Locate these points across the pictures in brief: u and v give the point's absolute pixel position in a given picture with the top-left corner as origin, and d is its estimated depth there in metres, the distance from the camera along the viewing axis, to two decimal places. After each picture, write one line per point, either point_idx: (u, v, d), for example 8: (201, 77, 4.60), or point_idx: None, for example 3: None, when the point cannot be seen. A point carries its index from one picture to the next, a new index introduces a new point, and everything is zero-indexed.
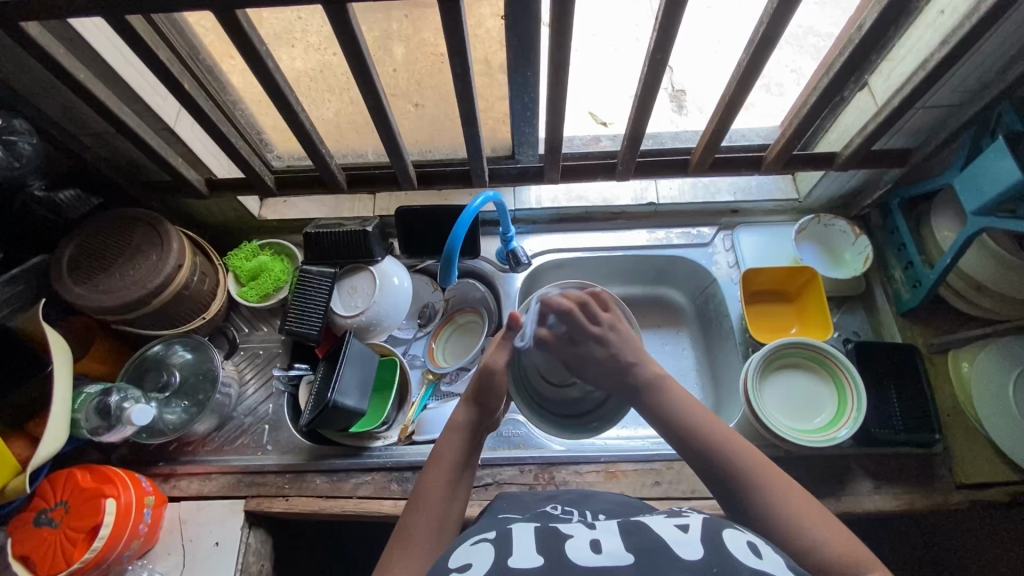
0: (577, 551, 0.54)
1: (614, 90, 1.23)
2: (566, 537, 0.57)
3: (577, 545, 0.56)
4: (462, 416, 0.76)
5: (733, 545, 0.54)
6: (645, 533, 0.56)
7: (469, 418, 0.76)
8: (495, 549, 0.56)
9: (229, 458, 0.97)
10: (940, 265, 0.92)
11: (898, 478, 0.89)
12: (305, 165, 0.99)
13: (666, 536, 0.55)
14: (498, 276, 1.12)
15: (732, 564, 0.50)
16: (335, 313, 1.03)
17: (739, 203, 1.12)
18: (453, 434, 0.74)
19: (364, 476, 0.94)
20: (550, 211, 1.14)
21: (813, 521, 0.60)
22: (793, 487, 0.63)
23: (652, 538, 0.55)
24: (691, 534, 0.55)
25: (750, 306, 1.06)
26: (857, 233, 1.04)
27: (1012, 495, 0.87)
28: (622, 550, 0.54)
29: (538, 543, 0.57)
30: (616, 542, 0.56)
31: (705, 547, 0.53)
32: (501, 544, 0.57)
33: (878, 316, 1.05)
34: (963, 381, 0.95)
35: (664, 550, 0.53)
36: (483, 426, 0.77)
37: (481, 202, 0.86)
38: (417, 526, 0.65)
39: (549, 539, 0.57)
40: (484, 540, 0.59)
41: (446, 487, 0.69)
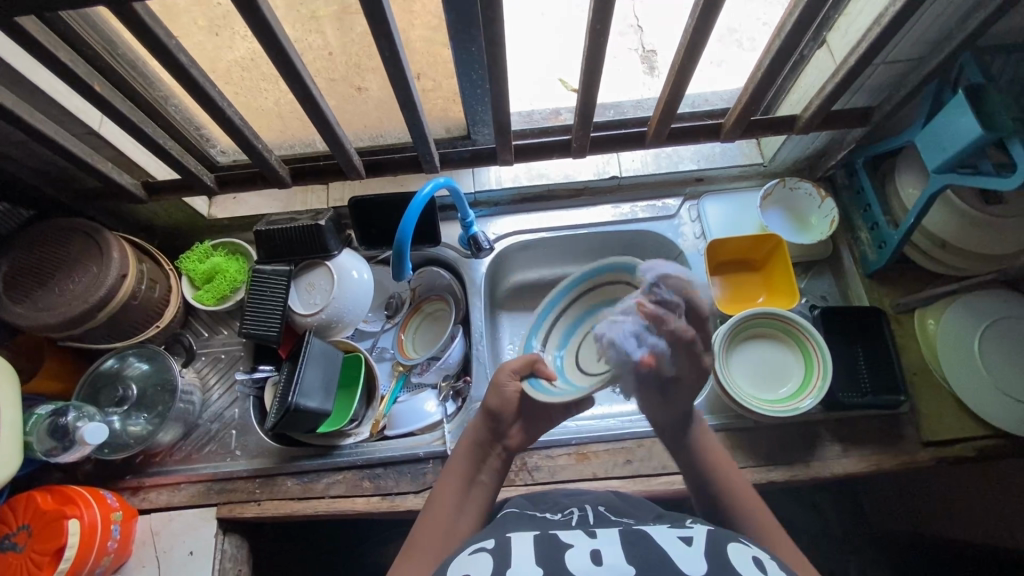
0: (576, 561, 0.54)
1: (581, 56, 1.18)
2: (566, 547, 0.57)
3: (577, 554, 0.55)
4: (469, 436, 0.76)
5: (738, 560, 0.54)
6: (648, 544, 0.57)
7: (475, 435, 0.75)
8: (493, 560, 0.56)
9: (197, 466, 0.95)
10: (905, 225, 0.90)
11: (866, 440, 0.90)
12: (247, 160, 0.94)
13: (669, 550, 0.56)
14: (462, 262, 1.09)
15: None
16: (295, 312, 1.00)
17: (704, 171, 1.09)
18: (462, 452, 0.75)
19: (335, 475, 0.93)
20: (511, 191, 1.10)
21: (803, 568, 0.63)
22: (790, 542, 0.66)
23: (655, 551, 0.55)
24: (695, 548, 0.56)
25: (718, 277, 1.04)
26: (823, 195, 1.02)
27: (977, 450, 0.88)
28: (623, 562, 0.54)
29: (538, 552, 0.56)
30: (617, 553, 0.55)
31: (709, 564, 0.53)
32: (497, 553, 0.57)
33: (845, 278, 1.04)
34: (929, 338, 0.95)
35: (666, 563, 0.53)
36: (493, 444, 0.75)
37: (431, 188, 0.83)
38: (428, 533, 0.67)
39: (549, 547, 0.57)
40: (482, 549, 0.58)
41: (456, 495, 0.71)
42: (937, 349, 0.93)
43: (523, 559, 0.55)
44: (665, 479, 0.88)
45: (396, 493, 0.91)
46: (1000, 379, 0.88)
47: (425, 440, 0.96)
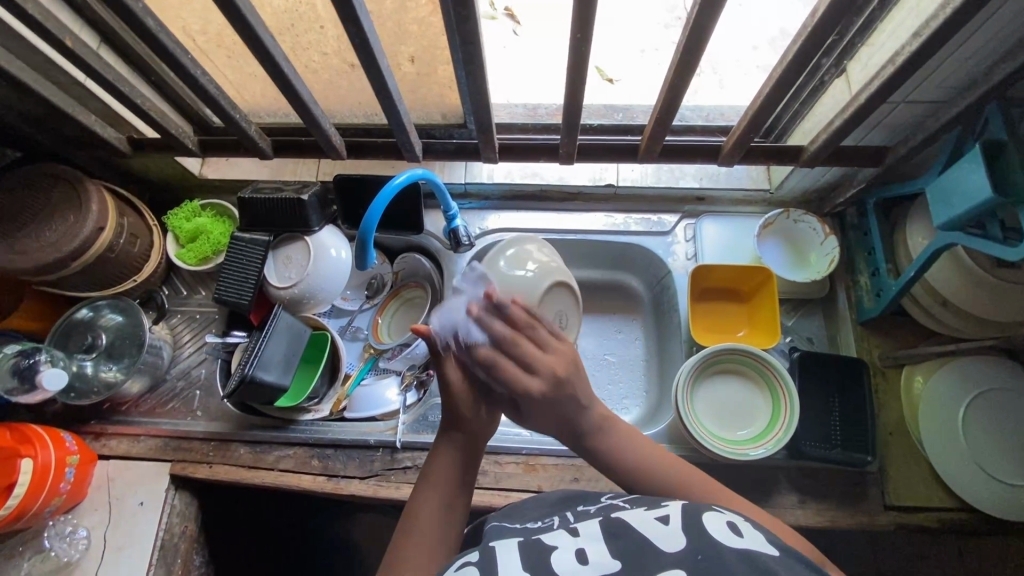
0: (561, 562, 0.53)
1: (626, 44, 1.15)
2: (549, 548, 0.55)
3: (563, 555, 0.54)
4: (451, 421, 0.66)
5: (714, 525, 0.54)
6: (626, 532, 0.55)
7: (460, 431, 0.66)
8: (478, 567, 0.54)
9: (159, 421, 0.98)
10: (904, 278, 0.85)
11: (826, 495, 0.86)
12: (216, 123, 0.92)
13: (646, 531, 0.55)
14: (445, 254, 1.07)
15: (716, 549, 0.50)
16: (269, 283, 1.00)
17: (705, 190, 1.04)
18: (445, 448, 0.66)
19: (287, 449, 0.94)
20: (503, 187, 1.07)
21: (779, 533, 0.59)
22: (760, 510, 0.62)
23: (636, 537, 0.54)
24: (671, 523, 0.54)
25: (702, 303, 1.00)
26: (826, 232, 0.96)
27: (942, 522, 0.84)
28: (608, 557, 0.53)
29: (523, 558, 0.54)
30: (600, 548, 0.54)
31: (688, 538, 0.52)
32: (483, 563, 0.54)
33: (836, 322, 0.98)
34: (914, 399, 0.90)
35: (647, 548, 0.52)
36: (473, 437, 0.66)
37: (404, 179, 0.81)
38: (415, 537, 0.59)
39: (534, 552, 0.55)
40: (469, 564, 0.54)
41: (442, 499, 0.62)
42: (919, 410, 0.88)
43: (508, 565, 0.53)
44: None
45: (342, 476, 0.92)
46: (980, 453, 0.84)
47: (379, 427, 0.96)
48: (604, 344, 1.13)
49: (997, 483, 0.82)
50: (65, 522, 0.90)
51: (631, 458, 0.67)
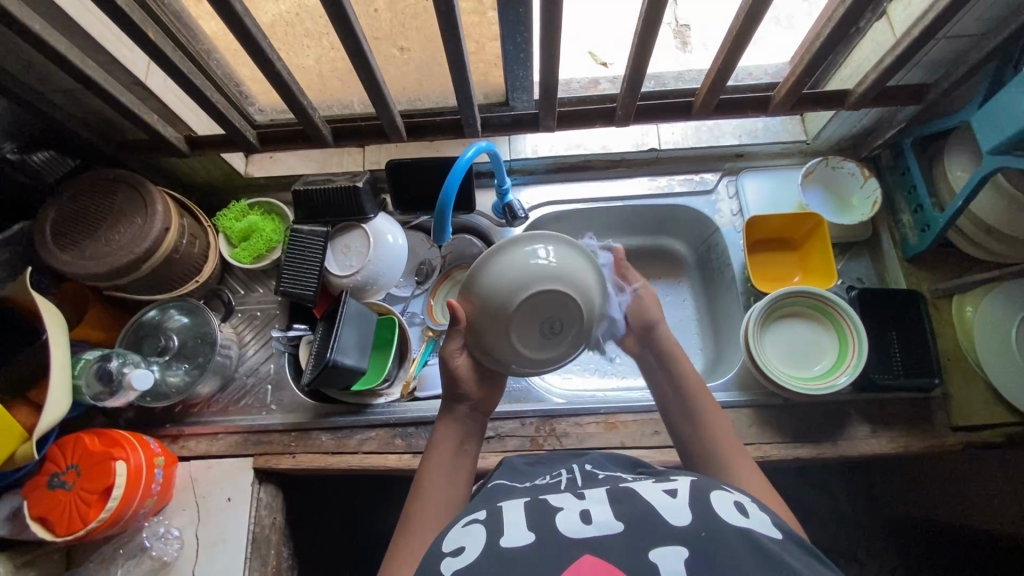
0: (566, 523, 0.56)
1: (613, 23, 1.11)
2: (557, 510, 0.58)
3: (568, 516, 0.57)
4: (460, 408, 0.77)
5: (721, 506, 0.56)
6: (633, 500, 0.58)
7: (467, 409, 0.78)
8: (487, 526, 0.58)
9: (234, 418, 0.99)
10: (951, 208, 0.89)
11: (896, 422, 0.91)
12: (288, 120, 0.97)
13: (654, 502, 0.57)
14: (495, 230, 1.12)
15: (720, 526, 0.53)
16: (331, 272, 1.01)
17: (745, 146, 1.08)
18: (448, 424, 0.77)
19: (368, 432, 0.95)
20: (549, 160, 1.10)
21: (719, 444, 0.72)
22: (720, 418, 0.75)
23: (638, 503, 0.57)
24: (678, 499, 0.57)
25: (755, 254, 1.03)
26: (866, 175, 1.01)
27: (1008, 436, 0.88)
28: (611, 519, 0.56)
29: (527, 519, 0.58)
30: (605, 510, 0.58)
31: (695, 513, 0.55)
32: (489, 523, 0.58)
33: (883, 262, 1.02)
34: (966, 325, 0.94)
35: (654, 516, 0.55)
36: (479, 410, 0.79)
37: (474, 153, 0.83)
38: (421, 509, 0.68)
39: (541, 513, 0.58)
40: (475, 520, 0.60)
41: (445, 470, 0.72)
42: (973, 335, 0.92)
43: (514, 526, 0.57)
44: None
45: None
46: None
47: None
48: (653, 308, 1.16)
49: None
50: (158, 523, 0.90)
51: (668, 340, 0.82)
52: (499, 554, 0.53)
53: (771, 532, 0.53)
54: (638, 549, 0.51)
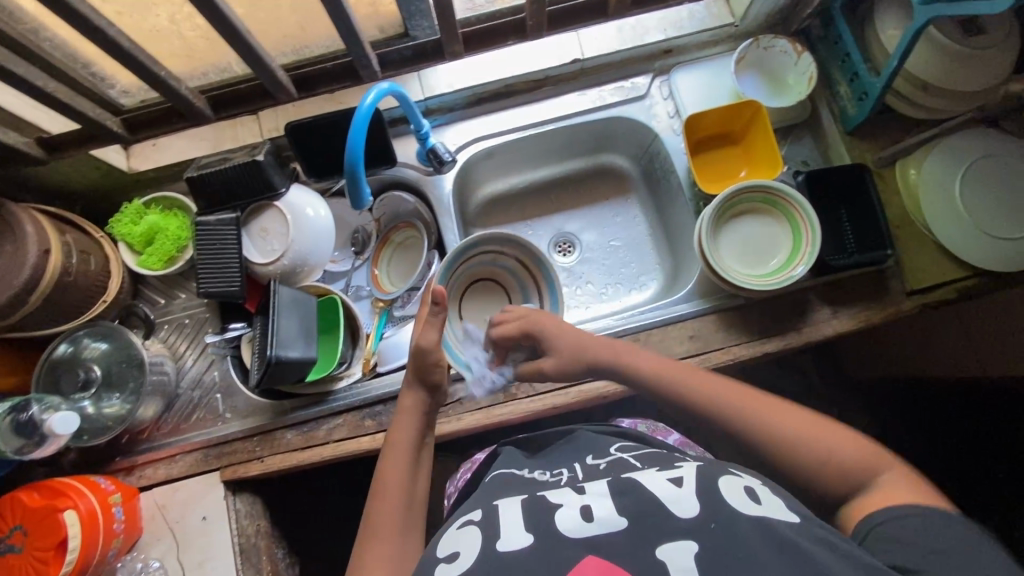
0: (567, 522, 0.57)
1: None
2: (556, 508, 0.59)
3: (568, 514, 0.58)
4: (410, 399, 0.78)
5: (732, 493, 0.57)
6: (636, 492, 0.59)
7: (418, 400, 0.78)
8: (484, 529, 0.59)
9: (189, 436, 0.92)
10: (888, 70, 0.85)
11: (855, 299, 0.91)
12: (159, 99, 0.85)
13: (658, 493, 0.58)
14: (425, 181, 1.00)
15: (732, 514, 0.54)
16: (253, 263, 0.92)
17: (672, 40, 0.99)
18: (406, 416, 0.77)
19: (335, 419, 0.90)
20: (465, 93, 0.99)
21: (825, 443, 0.61)
22: (802, 419, 0.64)
23: (640, 495, 0.58)
24: (683, 488, 0.58)
25: (698, 156, 0.98)
26: (799, 51, 0.96)
27: (960, 291, 0.90)
28: (615, 515, 0.57)
29: (525, 519, 0.59)
30: (607, 505, 0.58)
31: (701, 503, 0.56)
32: (484, 525, 0.60)
33: (825, 140, 0.99)
34: (913, 188, 0.94)
35: (660, 509, 0.56)
36: (433, 401, 0.80)
37: (377, 97, 0.73)
38: (383, 512, 0.68)
39: (539, 512, 0.59)
40: (470, 522, 0.61)
41: (406, 466, 0.72)
42: (920, 196, 0.92)
43: (512, 528, 0.58)
44: None
45: None
46: (979, 218, 0.89)
47: None
48: (605, 231, 1.15)
49: (997, 240, 0.88)
50: (133, 559, 0.86)
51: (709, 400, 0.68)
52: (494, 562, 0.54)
53: (784, 515, 0.55)
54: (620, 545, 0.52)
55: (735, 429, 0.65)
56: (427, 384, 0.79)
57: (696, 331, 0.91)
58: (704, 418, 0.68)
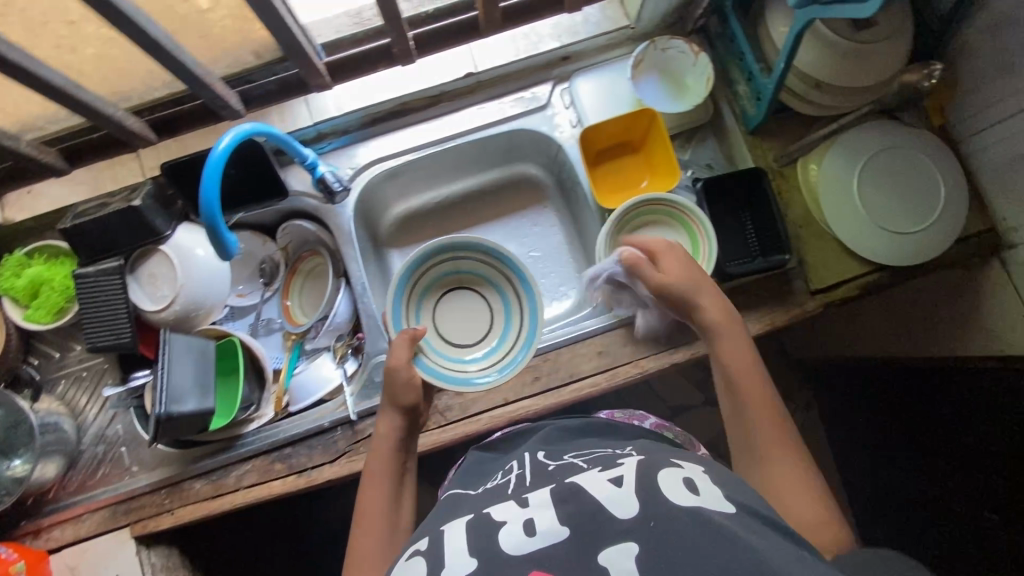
0: (509, 539, 0.51)
1: None
2: (498, 524, 0.53)
3: (509, 529, 0.52)
4: (387, 425, 0.76)
5: (672, 486, 0.52)
6: (578, 497, 0.53)
7: (394, 425, 0.75)
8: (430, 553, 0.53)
9: (96, 493, 0.90)
10: (777, 70, 0.83)
11: (761, 303, 0.91)
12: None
13: (600, 494, 0.52)
14: (324, 209, 0.96)
15: (668, 510, 0.49)
16: (144, 311, 0.88)
17: (568, 47, 0.97)
18: (380, 444, 0.74)
19: (244, 465, 0.88)
20: (357, 114, 0.96)
21: (789, 489, 0.62)
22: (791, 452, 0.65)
23: (583, 500, 0.52)
24: (625, 486, 0.52)
25: (600, 166, 0.97)
26: (695, 52, 0.94)
27: (862, 287, 0.91)
28: (555, 524, 0.51)
29: (470, 536, 0.53)
30: (549, 515, 0.52)
31: (642, 501, 0.50)
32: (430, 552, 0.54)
33: (728, 141, 0.98)
34: (812, 186, 0.93)
35: (600, 514, 0.50)
36: (413, 423, 0.77)
37: (230, 139, 0.69)
38: (367, 545, 0.68)
39: (480, 528, 0.54)
40: (417, 553, 0.55)
41: (385, 496, 0.71)
42: (819, 195, 0.92)
43: (456, 545, 0.53)
44: (573, 387, 0.89)
45: (311, 468, 0.87)
46: (875, 214, 0.89)
47: (331, 407, 0.90)
48: (524, 242, 1.12)
49: (892, 235, 0.89)
50: None
51: (738, 378, 0.70)
52: None
53: (724, 506, 0.50)
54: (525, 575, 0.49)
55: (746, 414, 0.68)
56: (399, 406, 0.76)
57: (604, 347, 0.91)
58: (728, 390, 0.71)
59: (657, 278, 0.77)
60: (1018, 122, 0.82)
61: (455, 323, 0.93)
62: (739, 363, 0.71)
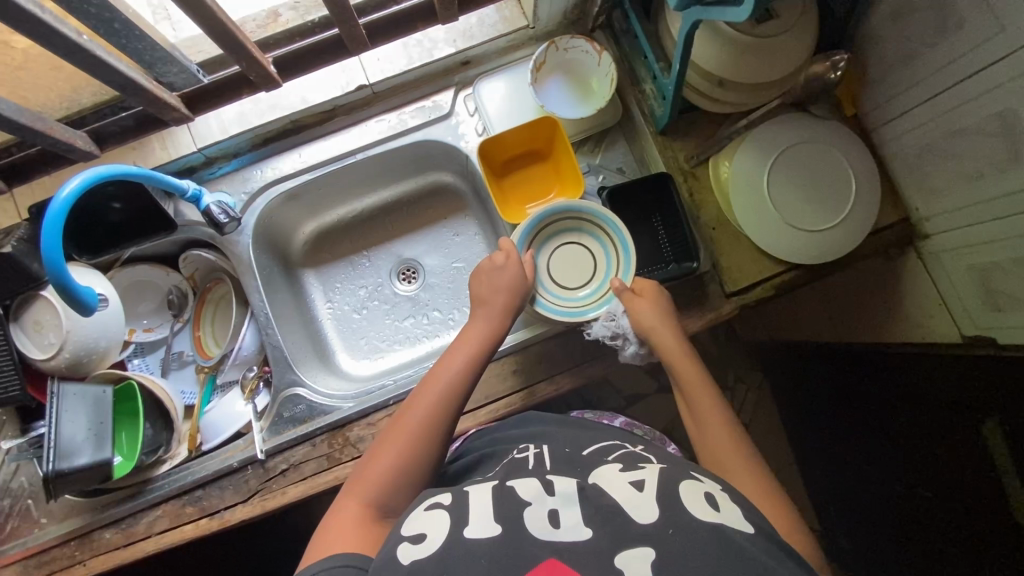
0: (536, 524, 0.54)
1: None
2: (526, 505, 0.56)
3: (536, 513, 0.55)
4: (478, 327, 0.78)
5: (692, 499, 0.56)
6: (602, 496, 0.56)
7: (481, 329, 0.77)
8: (449, 518, 0.56)
9: (5, 548, 0.87)
10: (674, 71, 0.79)
11: (676, 310, 0.89)
12: None
13: (621, 498, 0.56)
14: (222, 238, 0.92)
15: (688, 523, 0.52)
16: (33, 359, 0.84)
17: (465, 51, 0.93)
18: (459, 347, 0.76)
19: (156, 510, 0.86)
20: (247, 134, 0.92)
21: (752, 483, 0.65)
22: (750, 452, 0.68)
23: (609, 505, 0.55)
24: (646, 493, 0.56)
25: (507, 177, 0.94)
26: (597, 50, 0.91)
27: (775, 287, 0.88)
28: (581, 523, 0.53)
29: (495, 512, 0.56)
30: (574, 511, 0.55)
31: (662, 507, 0.54)
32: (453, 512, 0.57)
33: (639, 145, 0.95)
34: (724, 186, 0.90)
35: (620, 514, 0.54)
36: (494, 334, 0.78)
37: (76, 189, 0.70)
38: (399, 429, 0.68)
39: (510, 506, 0.56)
40: (438, 506, 0.59)
41: (436, 396, 0.71)
42: (731, 194, 0.89)
43: (482, 519, 0.55)
44: (489, 408, 0.88)
45: (223, 509, 0.85)
46: (786, 213, 0.87)
47: (241, 445, 0.88)
48: (446, 255, 1.07)
49: (804, 234, 0.86)
50: None
51: (694, 394, 0.73)
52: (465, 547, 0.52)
53: (743, 526, 0.53)
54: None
55: (702, 423, 0.71)
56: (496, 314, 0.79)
57: (518, 365, 0.89)
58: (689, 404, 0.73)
59: (634, 315, 0.79)
60: (920, 112, 0.80)
61: (570, 275, 0.90)
62: (697, 378, 0.74)
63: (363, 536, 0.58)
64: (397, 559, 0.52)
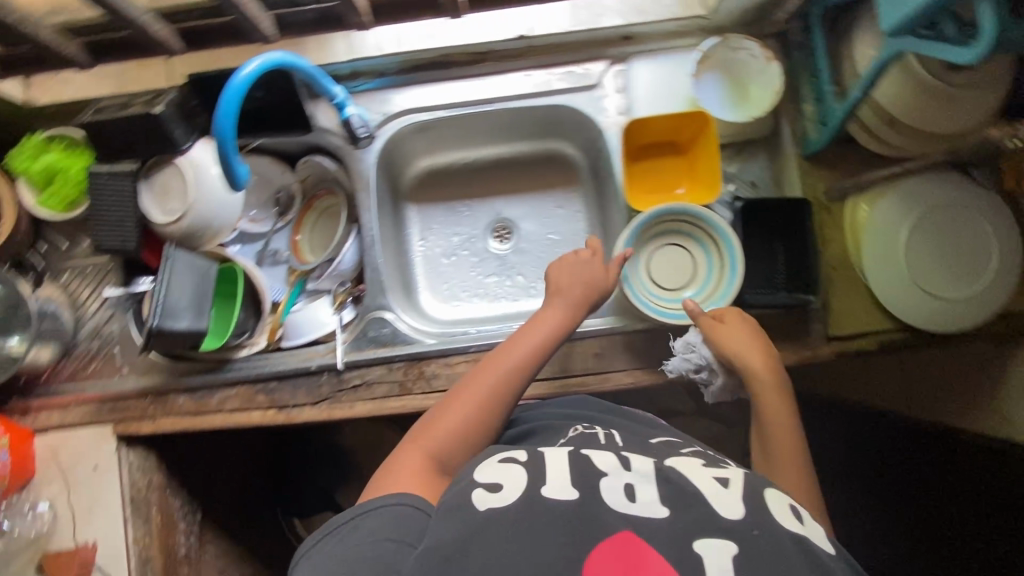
0: (611, 495, 0.54)
1: None
2: (601, 474, 0.56)
3: (611, 485, 0.55)
4: (561, 309, 0.78)
5: (779, 509, 0.54)
6: (680, 481, 0.55)
7: (564, 312, 0.78)
8: (529, 474, 0.57)
9: (86, 385, 0.92)
10: (851, 98, 0.77)
11: (774, 338, 0.87)
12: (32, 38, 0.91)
13: (703, 488, 0.54)
14: (349, 151, 0.94)
15: (773, 526, 0.51)
16: (152, 220, 0.87)
17: (632, 26, 0.91)
18: (539, 325, 0.77)
19: (229, 390, 0.90)
20: (398, 58, 0.94)
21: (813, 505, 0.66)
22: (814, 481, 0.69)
23: (691, 494, 0.54)
24: (731, 488, 0.54)
25: (638, 162, 0.94)
26: (767, 57, 0.86)
27: (879, 342, 0.86)
28: (655, 500, 0.53)
29: (574, 472, 0.57)
30: (650, 489, 0.55)
31: (749, 509, 0.52)
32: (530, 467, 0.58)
33: (779, 163, 0.93)
34: (858, 227, 0.87)
35: (701, 503, 0.52)
36: (574, 318, 0.79)
37: (254, 67, 0.77)
38: (471, 389, 0.71)
39: (585, 472, 0.57)
40: (514, 460, 0.59)
41: (511, 365, 0.72)
42: (863, 236, 0.86)
43: (563, 479, 0.56)
44: (562, 382, 0.88)
45: (292, 406, 0.88)
46: (918, 272, 0.83)
47: (321, 351, 0.91)
48: (546, 224, 1.07)
49: (931, 298, 0.83)
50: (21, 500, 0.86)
51: (769, 418, 0.73)
52: (539, 503, 0.53)
53: (826, 545, 0.52)
54: (468, 555, 0.50)
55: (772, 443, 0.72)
56: (579, 300, 0.79)
57: (600, 349, 0.89)
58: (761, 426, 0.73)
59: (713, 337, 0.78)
60: None
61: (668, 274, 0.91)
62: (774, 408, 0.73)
63: (427, 482, 0.61)
64: (476, 505, 0.53)
